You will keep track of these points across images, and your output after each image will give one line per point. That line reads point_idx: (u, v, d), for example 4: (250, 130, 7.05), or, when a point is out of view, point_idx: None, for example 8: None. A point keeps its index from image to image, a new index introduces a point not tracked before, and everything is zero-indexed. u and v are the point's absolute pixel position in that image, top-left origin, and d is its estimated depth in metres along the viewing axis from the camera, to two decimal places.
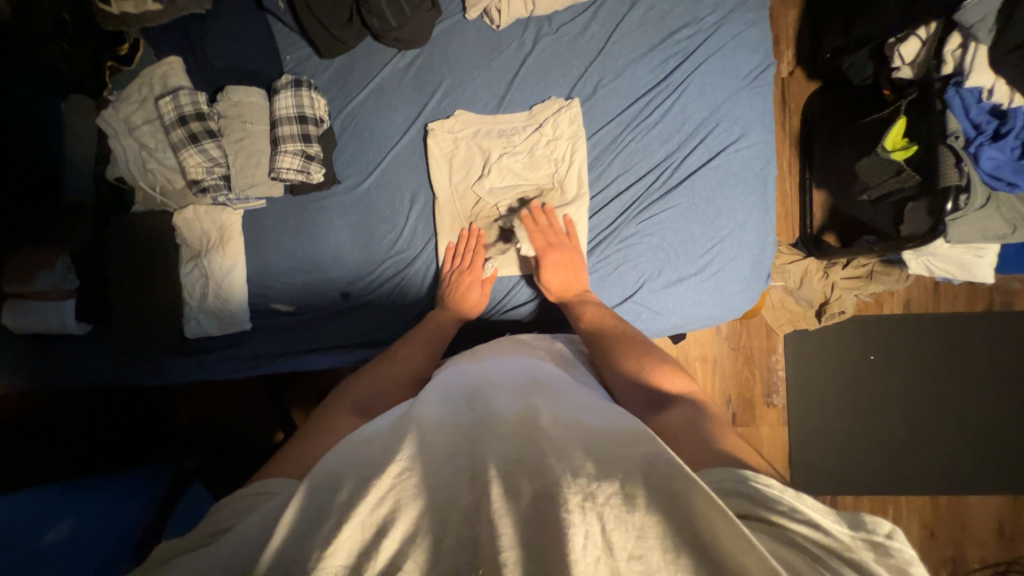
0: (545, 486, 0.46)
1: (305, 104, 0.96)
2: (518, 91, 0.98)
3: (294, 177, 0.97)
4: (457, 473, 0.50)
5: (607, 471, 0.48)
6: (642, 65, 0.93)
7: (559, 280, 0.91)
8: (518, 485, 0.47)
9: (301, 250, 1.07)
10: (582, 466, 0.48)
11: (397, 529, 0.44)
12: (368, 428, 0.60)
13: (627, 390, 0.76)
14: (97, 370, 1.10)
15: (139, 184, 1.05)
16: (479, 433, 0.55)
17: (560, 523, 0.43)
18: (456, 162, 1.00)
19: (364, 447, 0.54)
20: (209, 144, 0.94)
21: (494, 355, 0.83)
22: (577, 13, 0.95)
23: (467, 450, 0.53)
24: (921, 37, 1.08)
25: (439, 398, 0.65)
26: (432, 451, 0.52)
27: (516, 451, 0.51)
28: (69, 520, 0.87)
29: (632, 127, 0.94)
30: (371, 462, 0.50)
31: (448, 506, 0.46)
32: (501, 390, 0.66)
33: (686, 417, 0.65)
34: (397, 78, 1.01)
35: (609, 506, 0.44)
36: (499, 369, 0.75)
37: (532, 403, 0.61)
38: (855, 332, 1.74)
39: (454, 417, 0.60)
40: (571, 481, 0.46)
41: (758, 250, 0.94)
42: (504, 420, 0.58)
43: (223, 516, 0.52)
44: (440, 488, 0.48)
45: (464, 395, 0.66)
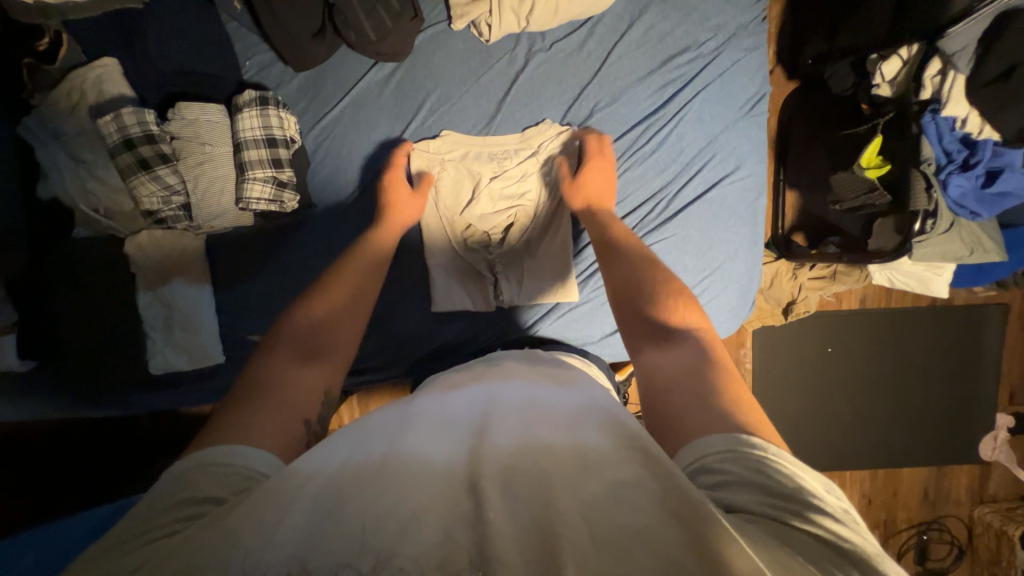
0: (544, 499, 0.44)
1: (273, 124, 0.86)
2: (509, 111, 0.92)
3: (265, 207, 0.88)
4: (445, 485, 0.46)
5: (606, 470, 0.47)
6: (639, 91, 0.89)
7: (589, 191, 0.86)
8: (514, 491, 0.45)
9: (277, 276, 1.00)
10: (583, 482, 0.46)
11: (388, 535, 0.41)
12: (355, 435, 0.56)
13: (634, 328, 0.71)
14: (48, 406, 1.01)
15: (79, 206, 0.93)
16: (474, 443, 0.52)
17: (555, 532, 0.41)
18: (444, 185, 0.94)
19: (353, 456, 0.50)
20: (163, 171, 0.83)
21: (486, 372, 0.80)
22: (571, 30, 0.89)
23: (459, 462, 0.49)
24: (903, 57, 1.10)
25: (429, 415, 0.61)
26: (424, 460, 0.49)
27: (513, 457, 0.49)
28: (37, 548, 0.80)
29: (628, 154, 0.91)
30: (351, 485, 0.46)
31: (436, 515, 0.43)
32: (497, 400, 0.64)
33: (694, 364, 0.62)
34: (376, 92, 0.92)
35: (603, 516, 0.43)
36: (493, 383, 0.72)
37: (525, 415, 0.58)
38: (818, 326, 1.86)
39: (445, 432, 0.55)
40: (567, 496, 0.44)
41: (747, 280, 0.96)
42: (497, 430, 0.54)
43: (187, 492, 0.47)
44: (427, 500, 0.44)
45: (455, 411, 0.62)
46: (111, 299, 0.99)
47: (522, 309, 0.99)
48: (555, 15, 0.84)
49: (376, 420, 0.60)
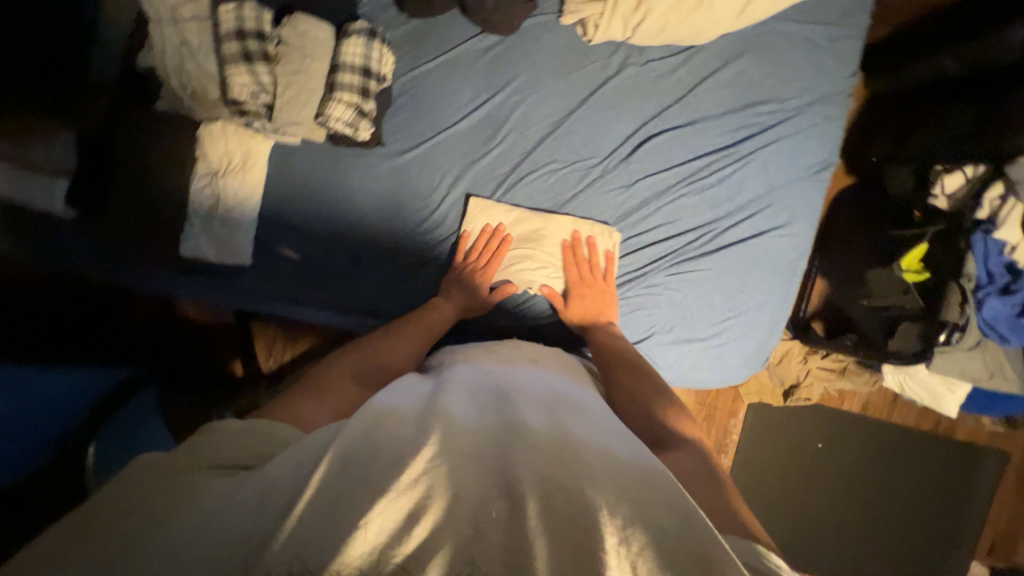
0: (584, 513, 0.43)
1: (372, 57, 0.91)
2: (588, 111, 0.95)
3: (341, 129, 0.92)
4: (484, 478, 0.47)
5: (647, 512, 0.46)
6: (715, 125, 0.92)
7: (585, 312, 0.93)
8: (552, 506, 0.44)
9: (325, 200, 1.02)
10: (619, 505, 0.45)
11: (428, 516, 0.42)
12: (392, 405, 0.57)
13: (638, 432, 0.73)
14: (72, 259, 1.04)
15: (169, 82, 0.97)
16: (508, 439, 0.52)
17: (593, 560, 0.40)
18: (501, 152, 0.97)
19: (394, 427, 0.51)
20: (261, 68, 0.87)
21: (513, 358, 0.80)
22: (670, 53, 0.92)
23: (495, 453, 0.50)
24: (967, 173, 1.10)
25: (459, 397, 0.62)
26: (461, 448, 0.49)
27: (549, 466, 0.48)
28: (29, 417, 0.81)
29: (687, 181, 0.93)
30: (390, 451, 0.47)
31: (473, 508, 0.44)
32: (524, 394, 0.63)
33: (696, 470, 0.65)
34: (472, 58, 0.96)
35: (643, 556, 0.42)
36: (521, 374, 0.72)
37: (556, 417, 0.58)
38: (814, 419, 1.84)
39: (479, 419, 0.56)
40: (608, 518, 0.43)
41: (770, 335, 0.96)
42: (530, 427, 0.54)
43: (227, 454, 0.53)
44: (466, 488, 0.45)
45: (489, 396, 0.63)
46: (167, 176, 1.02)
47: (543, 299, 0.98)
48: (659, 35, 0.88)
49: (411, 396, 0.61)
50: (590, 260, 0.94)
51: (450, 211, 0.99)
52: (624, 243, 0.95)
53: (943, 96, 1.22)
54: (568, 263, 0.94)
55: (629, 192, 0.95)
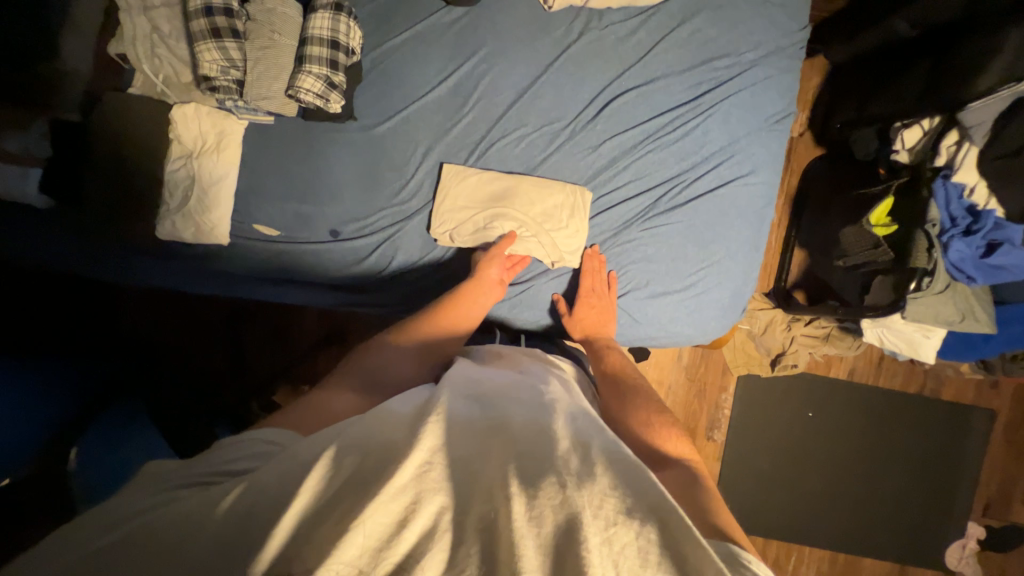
0: (568, 517, 0.46)
1: (340, 30, 0.92)
2: (554, 76, 0.97)
3: (312, 101, 0.93)
4: (474, 479, 0.50)
5: (629, 514, 0.48)
6: (676, 82, 0.95)
7: (589, 324, 0.95)
8: (539, 513, 0.47)
9: (301, 176, 1.03)
10: (603, 503, 0.48)
11: (416, 522, 0.45)
12: (390, 409, 0.61)
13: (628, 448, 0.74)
14: (50, 248, 1.05)
15: (142, 68, 1.01)
16: (498, 443, 0.56)
17: (580, 559, 0.43)
18: (471, 119, 0.99)
19: (388, 432, 0.54)
20: (230, 44, 0.89)
21: (506, 355, 0.85)
22: (630, 16, 0.96)
23: (484, 455, 0.54)
24: (924, 127, 1.18)
25: (453, 392, 0.65)
26: (455, 450, 0.53)
27: (534, 467, 0.52)
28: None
29: (652, 139, 0.96)
30: (387, 453, 0.51)
31: (462, 510, 0.47)
32: (512, 396, 0.67)
33: (685, 487, 0.67)
34: (438, 32, 0.99)
35: (626, 554, 0.45)
36: (506, 374, 0.75)
37: (543, 416, 0.62)
38: (803, 388, 1.85)
39: (470, 416, 0.60)
40: (592, 521, 0.46)
41: (741, 283, 0.98)
42: (517, 430, 0.58)
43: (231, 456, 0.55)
44: (457, 489, 0.49)
45: (479, 394, 0.67)
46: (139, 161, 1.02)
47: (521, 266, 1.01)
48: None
49: (408, 398, 0.64)
50: (600, 274, 0.96)
51: (424, 180, 1.00)
52: (595, 202, 0.97)
53: (899, 56, 1.26)
54: (580, 275, 0.96)
55: (598, 152, 0.97)
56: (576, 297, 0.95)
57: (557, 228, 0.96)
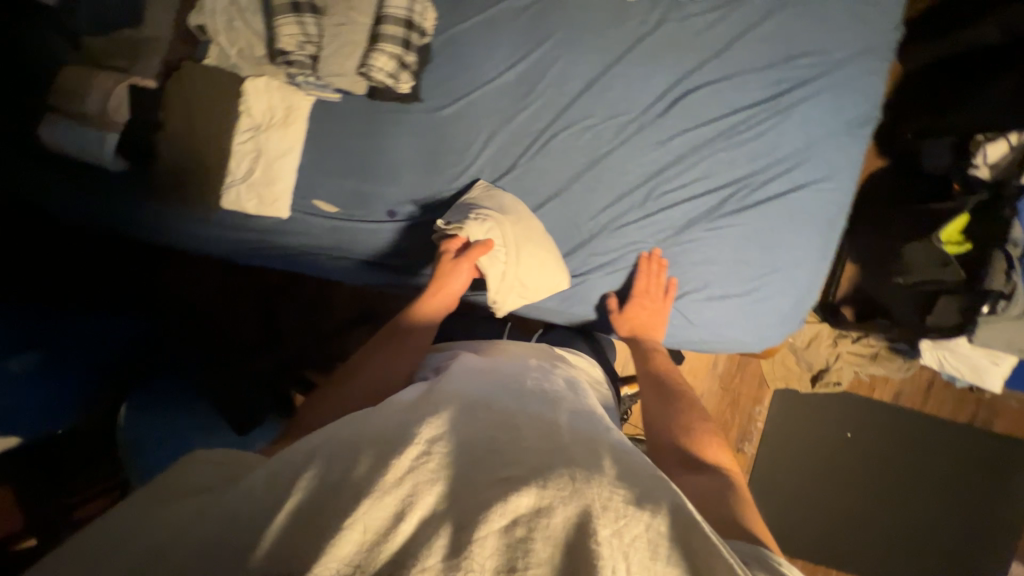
0: (577, 510, 0.46)
1: (416, 10, 0.92)
2: (625, 67, 0.95)
3: (383, 80, 0.93)
4: (475, 469, 0.50)
5: (639, 504, 0.48)
6: (754, 79, 0.91)
7: (639, 323, 0.94)
8: (549, 504, 0.46)
9: (363, 155, 1.04)
10: (613, 495, 0.48)
11: (414, 515, 0.45)
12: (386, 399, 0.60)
13: (661, 449, 0.74)
14: (122, 212, 1.10)
15: (218, 39, 1.02)
16: (498, 435, 0.54)
17: (590, 555, 0.43)
18: (537, 107, 0.98)
19: (385, 422, 0.53)
20: (309, 19, 0.91)
21: (505, 347, 0.83)
22: (710, 9, 0.92)
23: (486, 445, 0.53)
24: (1010, 142, 1.15)
25: (452, 383, 0.64)
26: (455, 440, 0.52)
27: (536, 461, 0.51)
28: (35, 353, 0.91)
29: (724, 136, 0.93)
30: (385, 444, 0.50)
31: (467, 499, 0.47)
32: (512, 386, 0.66)
33: (714, 488, 0.65)
34: (510, 17, 0.98)
35: (636, 547, 0.45)
36: (509, 366, 0.73)
37: (544, 409, 0.61)
38: (843, 406, 1.79)
39: (468, 406, 0.59)
40: (602, 513, 0.46)
41: (802, 291, 0.95)
42: (518, 423, 0.57)
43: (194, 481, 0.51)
44: (460, 479, 0.49)
45: (479, 384, 0.65)
46: (209, 134, 1.05)
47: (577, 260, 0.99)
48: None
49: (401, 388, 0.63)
50: (659, 278, 0.94)
51: (485, 166, 1.00)
52: (657, 198, 0.95)
53: (976, 65, 1.20)
54: (638, 274, 0.94)
55: (664, 148, 0.94)
56: (631, 296, 0.94)
57: (618, 224, 0.96)
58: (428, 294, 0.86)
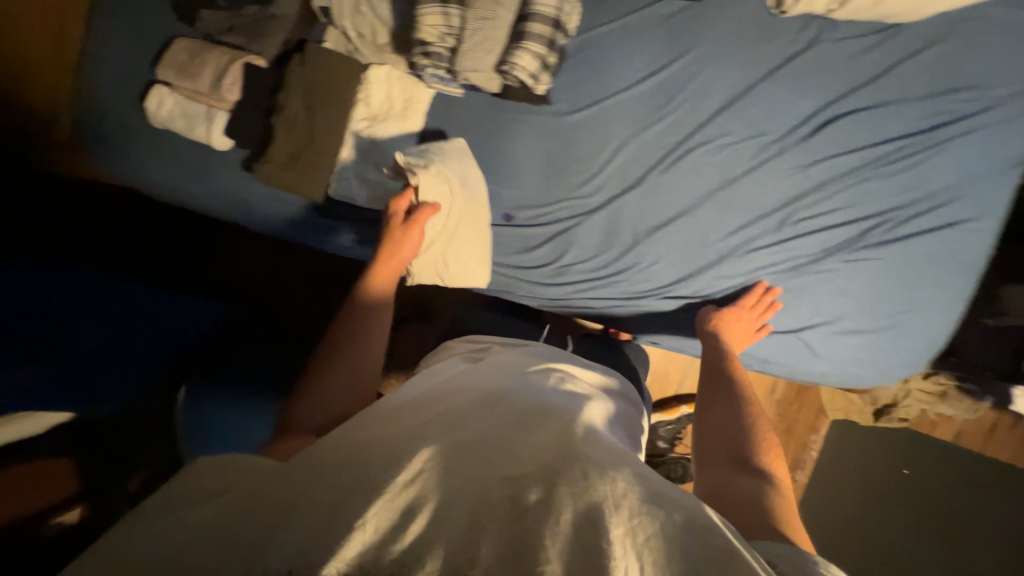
0: (586, 508, 0.46)
1: (564, 10, 0.88)
2: (770, 87, 0.92)
3: (523, 80, 0.89)
4: (478, 475, 0.50)
5: (653, 506, 0.48)
6: (909, 109, 0.88)
7: (729, 328, 0.91)
8: (557, 499, 0.46)
9: (482, 154, 1.00)
10: (625, 496, 0.48)
11: (419, 519, 0.43)
12: (387, 415, 0.61)
13: (702, 455, 0.73)
14: (215, 191, 1.09)
15: (343, 23, 0.99)
16: (501, 446, 0.55)
17: (603, 554, 0.42)
18: (672, 120, 0.94)
19: (389, 436, 0.54)
20: (455, 11, 0.87)
21: (517, 359, 0.84)
22: (868, 32, 0.89)
23: (489, 454, 0.53)
24: None
25: (460, 400, 0.65)
26: (458, 448, 0.53)
27: (536, 468, 0.51)
28: (100, 327, 0.82)
29: (870, 166, 0.90)
30: (389, 455, 0.50)
31: (478, 500, 0.46)
32: (516, 398, 0.66)
33: (752, 487, 0.63)
34: (652, 24, 0.94)
35: (645, 545, 0.44)
36: (521, 378, 0.74)
37: (547, 421, 0.61)
38: (896, 440, 1.76)
39: (470, 421, 0.59)
40: (614, 512, 0.46)
41: (938, 333, 0.91)
42: (521, 437, 0.57)
43: (206, 484, 0.50)
44: (461, 484, 0.48)
45: (484, 398, 0.66)
46: (312, 118, 0.97)
47: (706, 279, 0.95)
48: (872, 9, 0.84)
49: (405, 404, 0.64)
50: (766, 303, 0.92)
51: (613, 178, 0.96)
52: (794, 224, 0.92)
53: None
54: (752, 287, 0.93)
55: (806, 173, 0.91)
56: (738, 303, 0.92)
57: (752, 248, 0.93)
58: (380, 261, 0.86)
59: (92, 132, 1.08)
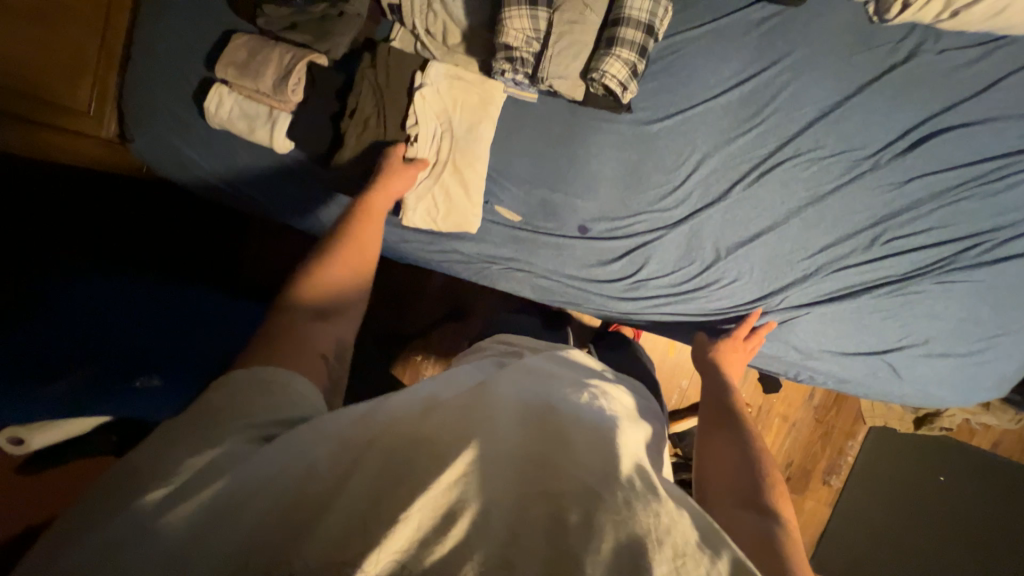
0: (630, 540, 0.35)
1: (658, 14, 0.84)
2: (867, 98, 0.88)
3: (612, 88, 0.85)
4: (515, 479, 0.38)
5: (696, 543, 0.38)
6: (1013, 127, 0.86)
7: (725, 358, 0.89)
8: (601, 521, 0.36)
9: (557, 163, 0.95)
10: (670, 528, 0.37)
11: (462, 523, 0.34)
12: (416, 394, 0.49)
13: (708, 492, 0.62)
14: (274, 194, 1.04)
15: (413, 22, 0.94)
16: (546, 440, 0.43)
17: None
18: (760, 129, 0.91)
19: (428, 418, 0.43)
20: (543, 14, 0.83)
21: (560, 354, 0.71)
22: (972, 44, 0.85)
23: (537, 455, 0.41)
24: None
25: (510, 386, 0.53)
26: (502, 441, 0.42)
27: (590, 476, 0.40)
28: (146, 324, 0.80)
29: (969, 185, 0.87)
30: (415, 449, 0.39)
31: (518, 509, 0.36)
32: (562, 392, 0.54)
33: (763, 528, 0.53)
34: (743, 29, 0.90)
35: None
36: (566, 374, 0.62)
37: (596, 422, 0.50)
38: (932, 447, 1.57)
39: (516, 409, 0.47)
40: (659, 551, 0.35)
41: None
42: (575, 432, 0.45)
43: (257, 412, 0.45)
44: (499, 491, 0.37)
45: (535, 387, 0.54)
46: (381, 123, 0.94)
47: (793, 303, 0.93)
48: (989, 19, 0.81)
49: (435, 386, 0.53)
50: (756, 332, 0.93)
51: (695, 192, 0.93)
52: (886, 243, 0.89)
53: None
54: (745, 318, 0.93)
55: (902, 191, 0.88)
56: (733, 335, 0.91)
57: (841, 268, 0.90)
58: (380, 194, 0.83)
59: (139, 128, 1.01)
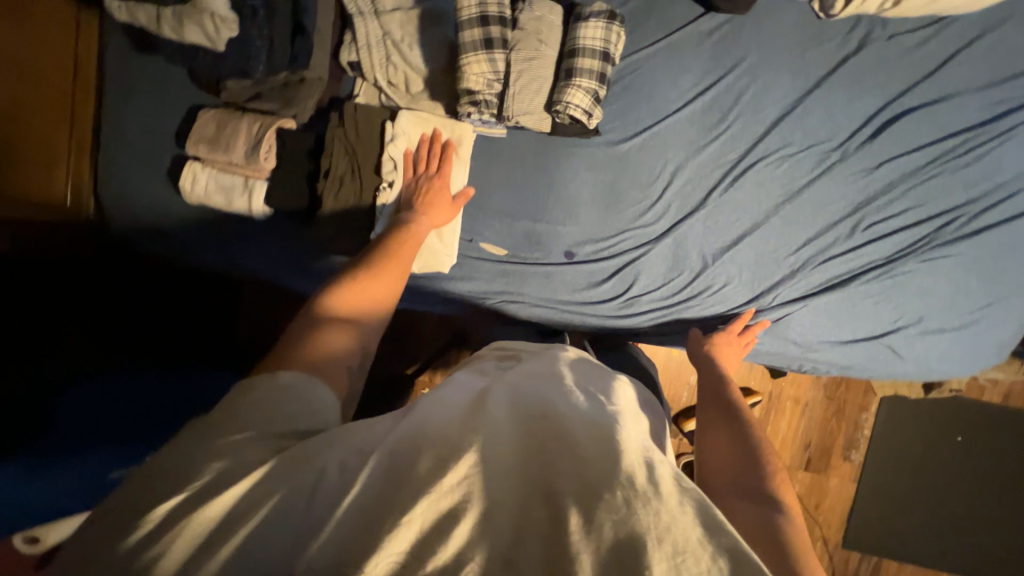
0: (628, 535, 0.34)
1: (611, 40, 0.86)
2: (827, 91, 0.89)
3: (578, 116, 0.87)
4: (514, 482, 0.38)
5: (701, 531, 0.36)
6: (971, 99, 0.88)
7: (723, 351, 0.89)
8: (597, 518, 0.35)
9: (534, 192, 0.96)
10: (671, 519, 0.36)
11: (462, 527, 0.35)
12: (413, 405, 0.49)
13: (711, 481, 0.62)
14: (261, 258, 1.04)
15: (374, 75, 0.95)
16: (548, 434, 0.42)
17: None
18: (728, 133, 0.92)
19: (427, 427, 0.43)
20: (500, 54, 0.84)
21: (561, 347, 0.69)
22: (918, 26, 0.88)
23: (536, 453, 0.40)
24: None
25: (512, 381, 0.52)
26: (500, 442, 0.41)
27: (587, 468, 0.39)
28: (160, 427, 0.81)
29: (939, 162, 0.89)
30: (412, 466, 0.39)
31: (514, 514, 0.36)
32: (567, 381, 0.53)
33: (767, 519, 0.53)
34: (696, 41, 0.92)
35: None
36: (573, 364, 0.60)
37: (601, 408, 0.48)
38: (945, 409, 1.56)
39: (518, 405, 0.47)
40: (656, 547, 0.33)
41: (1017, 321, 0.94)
42: (576, 420, 0.44)
43: (281, 418, 0.46)
44: (497, 492, 0.37)
45: (540, 377, 0.53)
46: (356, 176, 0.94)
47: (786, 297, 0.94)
48: (928, 4, 0.83)
49: (436, 394, 0.52)
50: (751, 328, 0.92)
51: (673, 202, 0.94)
52: (866, 230, 0.90)
53: None
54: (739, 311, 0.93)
55: (873, 175, 0.90)
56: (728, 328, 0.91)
57: (827, 257, 0.92)
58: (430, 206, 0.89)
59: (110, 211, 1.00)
